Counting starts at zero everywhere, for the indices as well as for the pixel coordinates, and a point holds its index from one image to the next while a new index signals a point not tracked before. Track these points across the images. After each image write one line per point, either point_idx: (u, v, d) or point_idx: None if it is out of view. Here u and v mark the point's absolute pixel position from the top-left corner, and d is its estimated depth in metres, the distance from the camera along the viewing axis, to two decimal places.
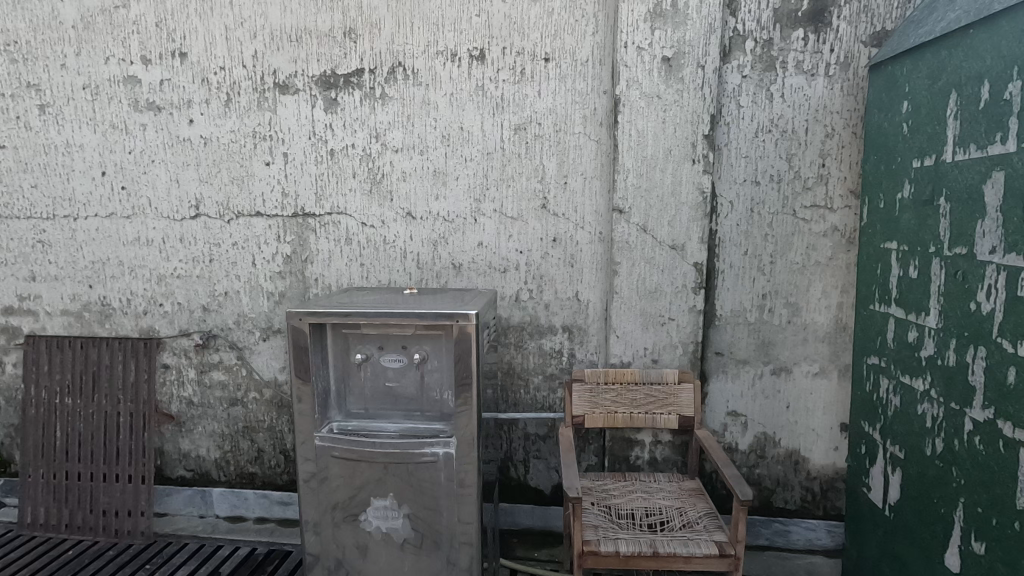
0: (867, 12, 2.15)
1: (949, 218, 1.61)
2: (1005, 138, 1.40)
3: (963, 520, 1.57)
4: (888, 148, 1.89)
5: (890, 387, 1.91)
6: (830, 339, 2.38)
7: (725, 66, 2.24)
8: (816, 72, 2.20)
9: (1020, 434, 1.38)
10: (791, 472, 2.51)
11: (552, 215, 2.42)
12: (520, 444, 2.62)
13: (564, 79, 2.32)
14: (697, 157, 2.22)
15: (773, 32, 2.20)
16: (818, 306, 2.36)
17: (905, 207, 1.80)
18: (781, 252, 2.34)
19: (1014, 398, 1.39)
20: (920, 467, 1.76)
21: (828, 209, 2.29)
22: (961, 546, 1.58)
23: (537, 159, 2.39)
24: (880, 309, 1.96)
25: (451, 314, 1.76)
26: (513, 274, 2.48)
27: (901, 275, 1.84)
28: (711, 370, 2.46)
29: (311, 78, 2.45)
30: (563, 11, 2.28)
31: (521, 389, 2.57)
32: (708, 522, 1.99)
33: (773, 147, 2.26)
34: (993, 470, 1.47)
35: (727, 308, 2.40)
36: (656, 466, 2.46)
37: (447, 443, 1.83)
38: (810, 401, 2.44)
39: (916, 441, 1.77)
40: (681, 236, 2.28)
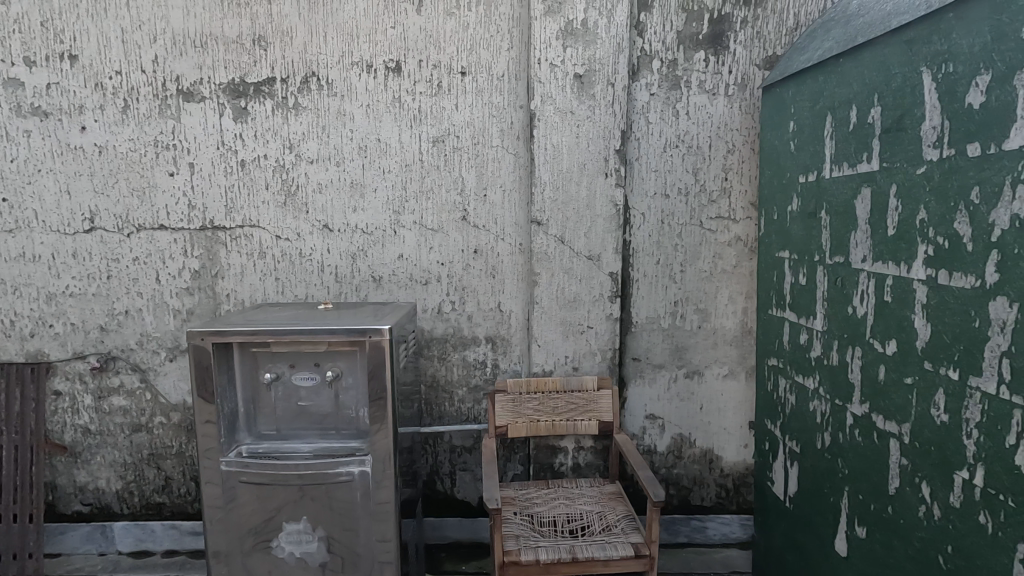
0: (760, 37, 2.31)
1: (829, 229, 1.75)
2: (871, 157, 1.54)
3: (848, 507, 1.71)
4: (779, 164, 2.03)
5: (787, 386, 2.05)
6: (737, 342, 2.53)
7: (634, 84, 2.34)
8: (716, 92, 2.34)
9: (889, 425, 1.51)
10: (707, 470, 2.63)
11: (472, 227, 2.43)
12: (446, 457, 2.60)
13: (481, 93, 2.35)
14: (609, 171, 2.31)
15: (677, 53, 2.32)
16: (726, 311, 2.50)
17: (794, 219, 1.95)
18: (690, 261, 2.46)
19: (883, 394, 1.53)
20: (813, 459, 1.89)
21: (731, 220, 2.43)
22: (847, 531, 1.72)
23: (455, 171, 2.40)
24: (777, 313, 2.10)
25: (364, 330, 1.73)
26: (434, 286, 2.48)
27: (792, 281, 1.98)
28: (629, 376, 2.55)
29: (218, 86, 2.35)
30: (478, 26, 2.31)
31: (445, 402, 2.56)
32: (626, 524, 2.06)
33: (680, 162, 2.39)
34: (870, 460, 1.60)
35: (643, 315, 2.50)
36: (579, 471, 2.52)
37: (364, 460, 1.79)
38: (721, 402, 2.57)
39: (810, 435, 1.91)
40: (597, 247, 2.36)
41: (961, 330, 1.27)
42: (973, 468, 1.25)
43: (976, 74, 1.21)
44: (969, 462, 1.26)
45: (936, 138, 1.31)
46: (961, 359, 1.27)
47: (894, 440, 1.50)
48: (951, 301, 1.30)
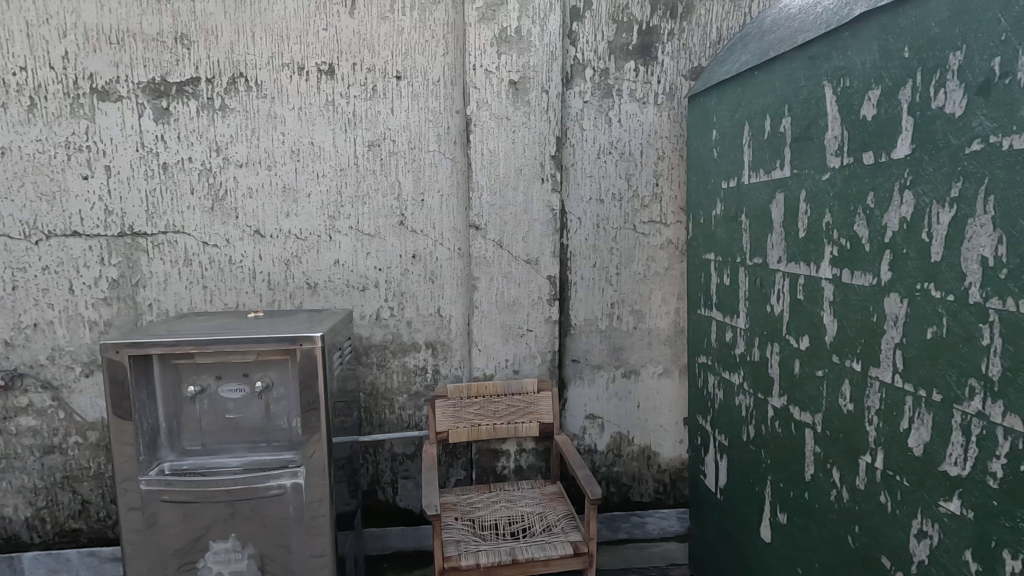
0: (686, 50, 2.42)
1: (749, 232, 1.85)
2: (783, 164, 1.64)
3: (771, 495, 1.80)
4: (704, 170, 2.13)
5: (715, 382, 2.15)
6: (671, 342, 2.62)
7: (568, 91, 2.39)
8: (647, 101, 2.43)
9: (804, 416, 1.61)
10: (645, 467, 2.71)
11: (410, 232, 2.41)
12: (387, 465, 2.56)
13: (417, 98, 2.34)
14: (545, 176, 2.35)
15: (609, 62, 2.40)
16: (659, 312, 2.59)
17: (718, 223, 2.05)
18: (625, 263, 2.54)
19: (798, 386, 1.63)
20: (740, 451, 1.99)
21: (663, 224, 2.53)
22: (771, 518, 1.81)
23: (392, 175, 2.37)
24: (705, 312, 2.20)
25: (295, 338, 1.68)
26: (372, 292, 2.44)
27: (718, 282, 2.08)
28: (569, 377, 2.60)
29: (137, 86, 2.24)
30: (413, 30, 2.30)
31: (385, 409, 2.52)
32: (566, 523, 2.09)
33: (613, 168, 2.46)
34: (788, 449, 1.70)
35: (581, 317, 2.56)
36: (522, 474, 2.54)
37: (296, 473, 1.74)
38: (657, 400, 2.66)
39: (736, 428, 2.01)
40: (535, 251, 2.39)
41: (862, 324, 1.37)
42: (875, 452, 1.35)
43: (868, 88, 1.31)
44: (872, 447, 1.36)
45: (837, 146, 1.42)
46: (863, 351, 1.38)
47: (808, 430, 1.59)
48: (853, 297, 1.40)
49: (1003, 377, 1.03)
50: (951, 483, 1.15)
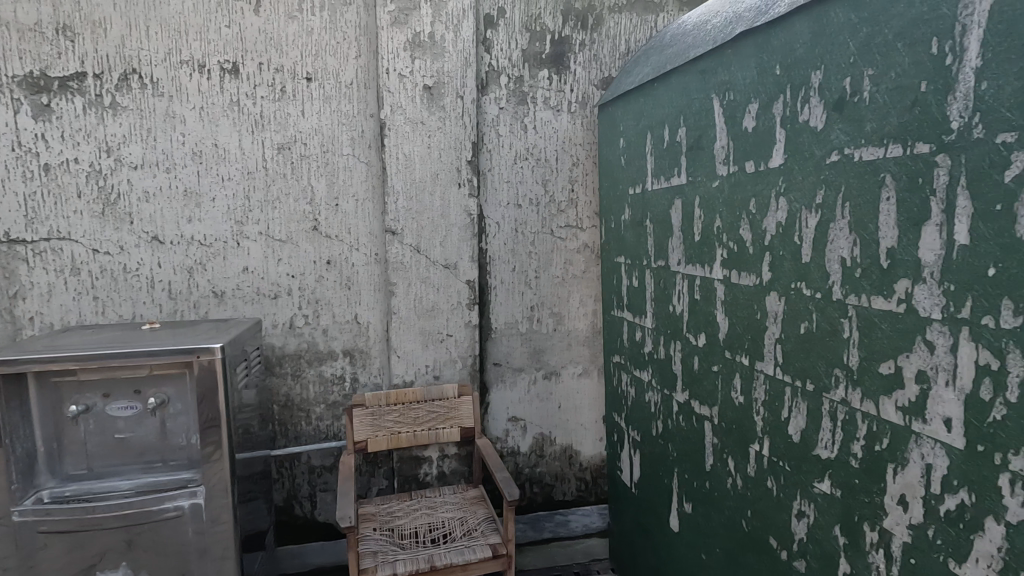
0: (597, 60, 2.50)
1: (653, 236, 1.94)
2: (680, 172, 1.74)
3: (678, 486, 1.89)
4: (614, 177, 2.22)
5: (628, 380, 2.23)
6: (589, 343, 2.70)
7: (484, 97, 2.42)
8: (560, 108, 2.50)
9: (703, 409, 1.71)
10: (567, 466, 2.77)
11: (324, 237, 2.35)
12: (304, 479, 2.47)
13: (328, 100, 2.28)
14: (462, 181, 2.36)
15: (523, 70, 2.44)
16: (577, 314, 2.66)
17: (627, 227, 2.13)
18: (543, 267, 2.59)
19: (697, 381, 1.73)
20: (651, 446, 2.08)
21: (579, 229, 2.60)
22: (678, 508, 1.90)
23: (304, 179, 2.30)
24: (617, 313, 2.29)
25: (191, 349, 1.59)
26: (284, 300, 2.35)
27: (628, 283, 2.16)
28: (491, 381, 2.61)
29: (11, 80, 2.05)
30: (323, 31, 2.25)
31: (301, 421, 2.44)
32: (486, 526, 2.10)
33: (530, 173, 2.51)
34: (691, 441, 1.79)
35: (501, 321, 2.58)
36: (444, 480, 2.53)
37: (195, 493, 1.64)
38: (577, 399, 2.73)
39: (647, 424, 2.09)
40: (453, 255, 2.40)
41: (748, 321, 1.47)
42: (761, 441, 1.45)
43: (748, 102, 1.41)
44: (758, 436, 1.46)
45: (725, 155, 1.52)
46: (750, 346, 1.48)
47: (707, 422, 1.69)
48: (740, 296, 1.50)
49: (860, 366, 1.14)
50: (822, 465, 1.26)
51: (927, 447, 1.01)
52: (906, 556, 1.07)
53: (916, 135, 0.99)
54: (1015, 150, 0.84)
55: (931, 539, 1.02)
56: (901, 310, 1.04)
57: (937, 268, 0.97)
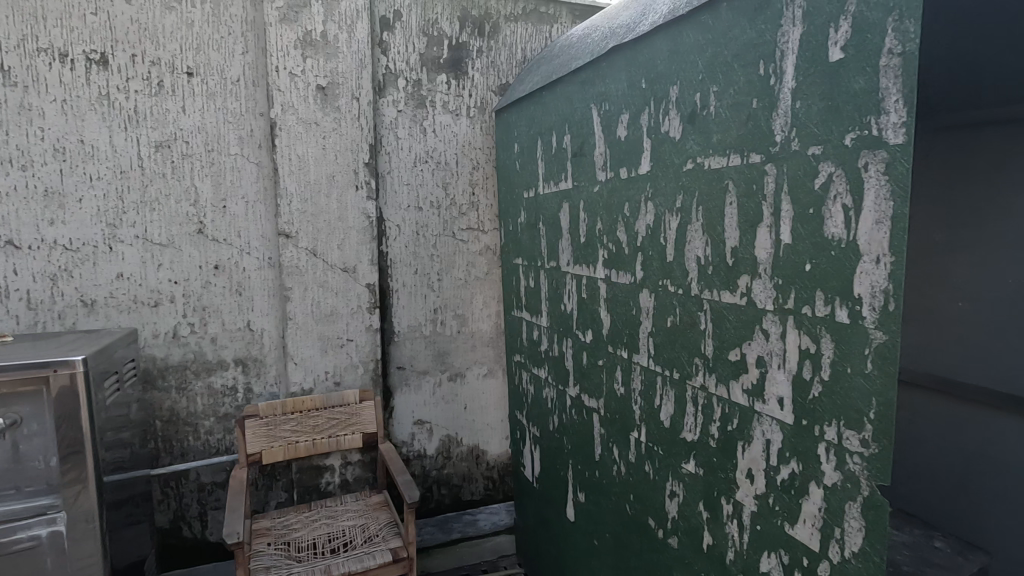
0: (494, 67, 2.56)
1: (545, 238, 2.02)
2: (566, 177, 1.83)
3: (573, 477, 1.98)
4: (510, 181, 2.28)
5: (528, 378, 2.30)
6: (493, 343, 2.75)
7: (381, 100, 2.40)
8: (460, 113, 2.53)
9: (592, 402, 1.80)
10: (474, 466, 2.81)
11: (210, 241, 2.23)
12: (193, 498, 2.32)
13: (213, 97, 2.17)
14: (359, 183, 2.33)
15: (421, 73, 2.45)
16: (481, 315, 2.70)
17: (523, 230, 2.20)
18: (446, 269, 2.60)
19: (587, 376, 1.82)
20: (549, 440, 2.16)
21: (480, 231, 2.64)
22: (574, 498, 1.99)
23: (186, 179, 2.17)
24: (517, 313, 2.35)
25: (44, 363, 1.46)
26: (166, 308, 2.20)
27: (526, 284, 2.23)
28: (395, 385, 2.59)
29: None
30: (205, 25, 2.14)
31: (188, 436, 2.29)
32: (388, 531, 2.08)
33: (430, 176, 2.52)
34: (583, 433, 1.88)
35: (404, 324, 2.57)
36: (347, 488, 2.48)
37: (53, 521, 1.52)
38: (483, 400, 2.76)
39: (545, 419, 2.17)
40: (352, 259, 2.36)
41: (626, 317, 1.57)
42: (640, 428, 1.56)
43: (620, 113, 1.51)
44: (637, 423, 1.57)
45: (603, 162, 1.62)
46: (628, 341, 1.58)
47: (595, 414, 1.78)
48: (620, 294, 1.60)
49: (714, 355, 1.26)
50: (688, 447, 1.37)
51: (766, 424, 1.14)
52: (753, 523, 1.20)
53: (749, 147, 1.11)
54: (821, 161, 0.97)
55: (771, 505, 1.14)
56: (743, 302, 1.17)
57: (768, 265, 1.09)
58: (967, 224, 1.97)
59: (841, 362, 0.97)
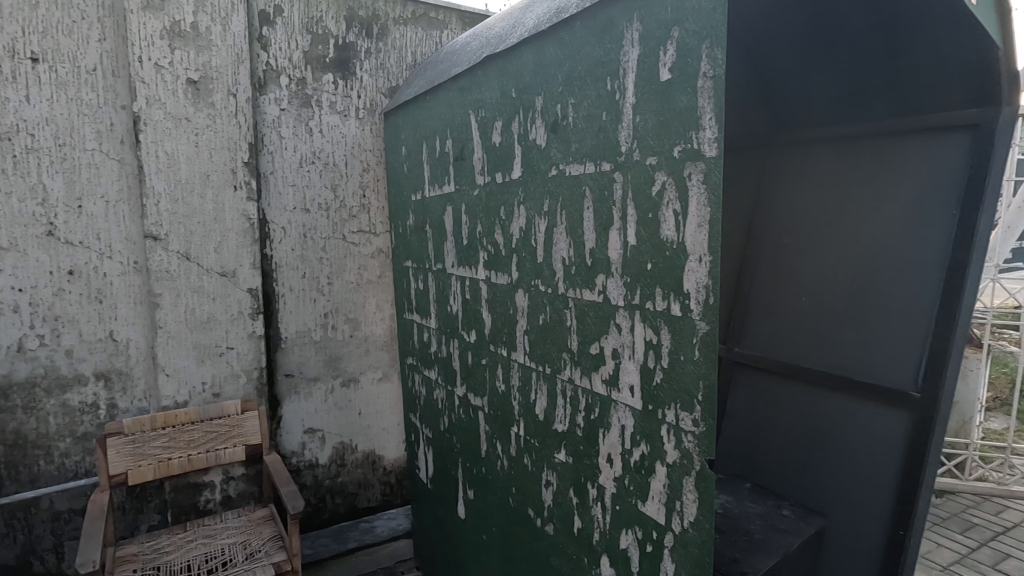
0: (383, 69, 2.55)
1: (432, 241, 2.05)
2: (449, 181, 1.87)
3: (463, 475, 2.02)
4: (399, 183, 2.28)
5: (420, 380, 2.31)
6: (387, 347, 2.72)
7: (262, 97, 2.31)
8: (348, 114, 2.49)
9: (477, 400, 1.85)
10: (371, 472, 2.76)
11: (63, 244, 2.01)
12: (46, 529, 2.09)
13: (63, 86, 1.97)
14: (238, 183, 2.23)
15: (305, 71, 2.39)
16: (374, 319, 2.67)
17: (412, 232, 2.21)
18: (336, 273, 2.55)
19: (472, 375, 1.87)
20: (441, 440, 2.18)
21: (372, 234, 2.61)
22: (465, 496, 2.03)
23: (31, 176, 1.95)
24: (408, 316, 2.35)
25: None
26: (8, 319, 1.97)
27: (416, 287, 2.24)
28: (283, 393, 2.49)
29: None
30: (53, 6, 1.93)
31: (39, 461, 2.06)
32: (271, 545, 2.00)
33: (317, 178, 2.46)
34: (470, 431, 1.93)
35: (292, 330, 2.48)
36: (230, 504, 2.35)
37: None
38: (378, 405, 2.73)
39: (437, 420, 2.19)
40: (231, 262, 2.25)
41: (505, 316, 1.64)
42: (519, 422, 1.62)
43: (495, 120, 1.58)
44: (517, 418, 1.63)
45: (481, 167, 1.67)
46: (507, 339, 1.64)
47: (481, 412, 1.84)
48: (499, 294, 1.66)
49: (578, 349, 1.35)
50: (559, 437, 1.45)
51: (621, 411, 1.24)
52: (614, 504, 1.29)
53: (600, 156, 1.21)
54: (656, 170, 1.08)
55: (627, 486, 1.24)
56: (600, 300, 1.26)
57: (619, 265, 1.19)
58: (818, 230, 2.29)
59: (677, 351, 1.08)
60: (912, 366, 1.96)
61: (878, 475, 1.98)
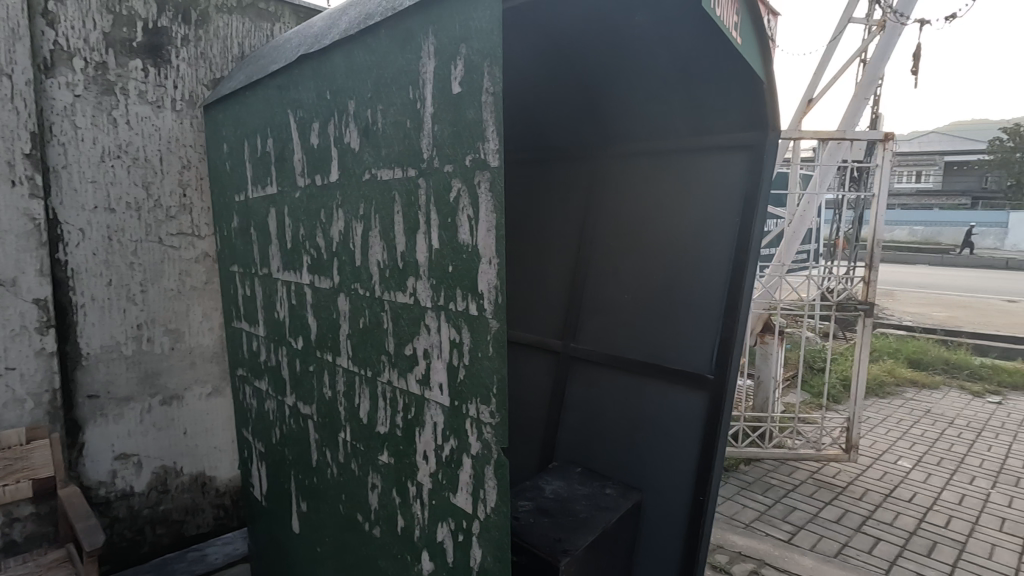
0: (204, 59, 2.36)
1: (257, 244, 1.94)
2: (271, 182, 1.79)
3: (295, 488, 1.94)
4: (221, 182, 2.14)
5: (251, 391, 2.18)
6: (217, 359, 2.52)
7: (48, 80, 2.02)
8: (162, 105, 2.27)
9: (306, 408, 1.80)
10: (200, 495, 2.54)
11: None
12: None
13: None
14: (16, 178, 1.93)
15: (106, 55, 2.14)
16: (200, 329, 2.46)
17: (236, 235, 2.08)
18: (152, 280, 2.31)
19: (300, 383, 1.80)
20: (273, 454, 2.07)
21: (195, 237, 2.41)
22: (298, 509, 1.95)
23: None
24: (236, 325, 2.21)
25: None
26: None
27: (243, 293, 2.11)
28: (85, 417, 2.20)
29: None
30: None
31: None
32: None
33: (125, 174, 2.21)
34: (301, 441, 1.86)
35: (96, 344, 2.20)
36: (14, 551, 2.02)
37: None
38: (207, 422, 2.52)
39: (268, 432, 2.08)
40: (9, 269, 1.93)
41: (328, 321, 1.61)
42: (345, 428, 1.61)
43: (312, 121, 1.55)
44: (343, 423, 1.62)
45: (301, 168, 1.63)
46: (332, 344, 1.62)
47: (310, 420, 1.78)
48: (322, 298, 1.62)
49: (395, 351, 1.37)
50: (382, 439, 1.47)
51: (433, 409, 1.29)
52: (430, 499, 1.33)
53: (406, 163, 1.25)
54: (452, 178, 1.14)
55: (440, 480, 1.29)
56: (411, 302, 1.30)
57: (426, 267, 1.24)
58: (635, 234, 2.56)
59: (475, 348, 1.15)
60: (707, 351, 2.26)
61: (683, 449, 2.25)
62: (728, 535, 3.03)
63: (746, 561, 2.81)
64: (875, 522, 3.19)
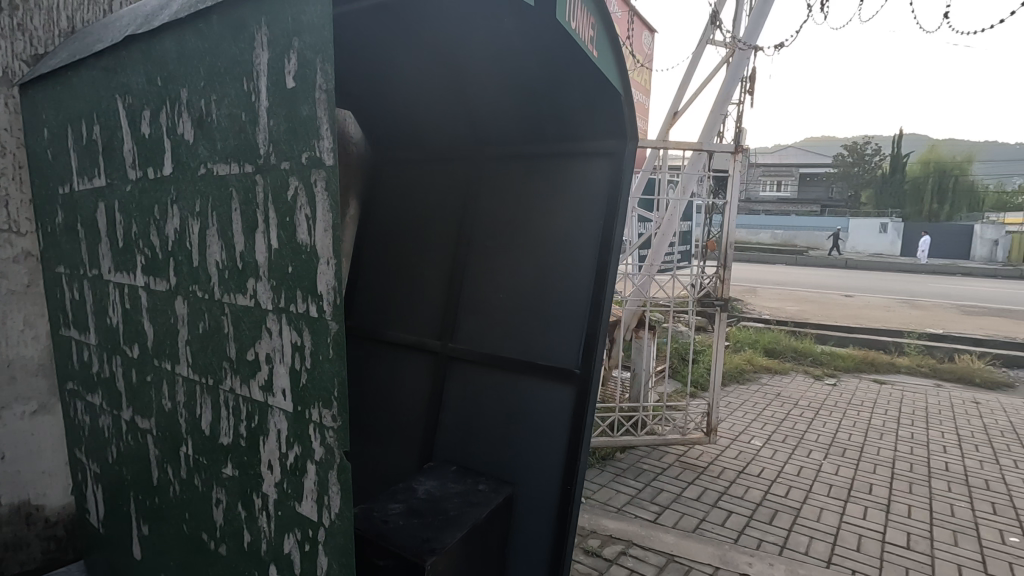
0: (22, 30, 2.07)
1: (86, 243, 1.74)
2: (99, 173, 1.61)
3: (135, 510, 1.77)
4: (42, 171, 1.89)
5: (83, 407, 1.95)
6: (44, 372, 2.22)
7: None
8: None
9: (144, 422, 1.64)
10: (24, 527, 2.23)
11: None
12: None
13: None
14: None
15: None
16: (21, 339, 2.16)
17: (62, 232, 1.85)
18: None
19: (137, 395, 1.64)
20: (110, 475, 1.87)
21: (14, 233, 2.11)
22: (139, 534, 1.78)
23: None
24: (65, 333, 1.96)
25: None
26: None
27: (71, 296, 1.88)
28: None
29: None
30: None
31: None
32: None
33: None
34: (139, 458, 1.69)
35: None
36: None
37: None
38: (32, 443, 2.22)
39: (104, 451, 1.88)
40: None
41: (166, 326, 1.48)
42: (187, 441, 1.49)
43: (143, 109, 1.41)
44: (185, 437, 1.50)
45: (132, 159, 1.48)
46: (170, 351, 1.49)
47: (149, 435, 1.63)
48: (158, 301, 1.49)
49: (236, 357, 1.30)
50: (225, 451, 1.38)
51: (277, 416, 1.23)
52: (277, 510, 1.28)
53: (243, 158, 1.19)
54: (289, 175, 1.10)
55: (286, 490, 1.24)
56: (251, 304, 1.23)
57: (265, 268, 1.18)
58: (509, 233, 2.61)
59: (316, 351, 1.12)
60: (575, 347, 2.37)
61: (552, 442, 2.34)
62: (601, 519, 3.21)
63: (616, 543, 3.00)
64: (729, 497, 3.53)
